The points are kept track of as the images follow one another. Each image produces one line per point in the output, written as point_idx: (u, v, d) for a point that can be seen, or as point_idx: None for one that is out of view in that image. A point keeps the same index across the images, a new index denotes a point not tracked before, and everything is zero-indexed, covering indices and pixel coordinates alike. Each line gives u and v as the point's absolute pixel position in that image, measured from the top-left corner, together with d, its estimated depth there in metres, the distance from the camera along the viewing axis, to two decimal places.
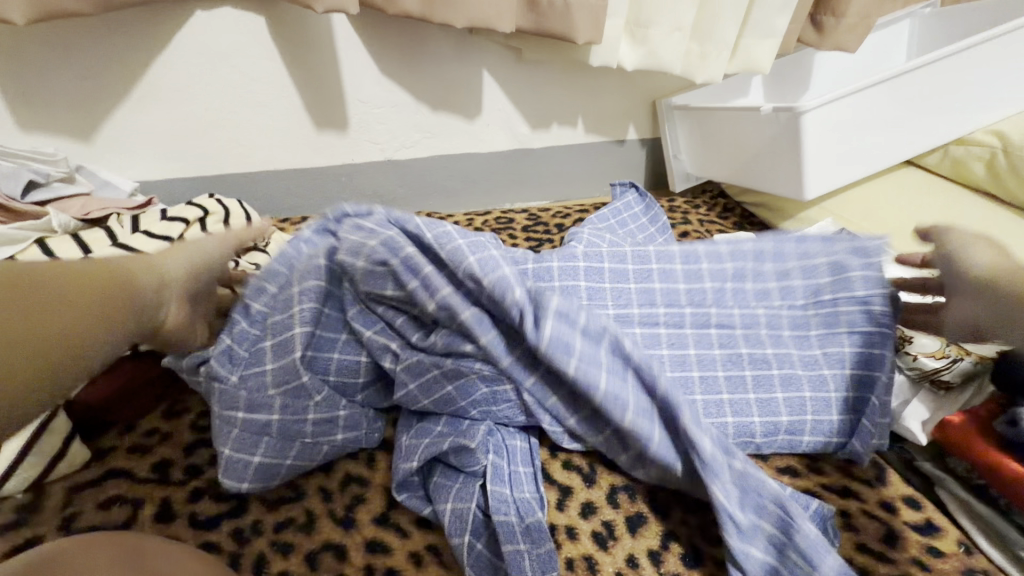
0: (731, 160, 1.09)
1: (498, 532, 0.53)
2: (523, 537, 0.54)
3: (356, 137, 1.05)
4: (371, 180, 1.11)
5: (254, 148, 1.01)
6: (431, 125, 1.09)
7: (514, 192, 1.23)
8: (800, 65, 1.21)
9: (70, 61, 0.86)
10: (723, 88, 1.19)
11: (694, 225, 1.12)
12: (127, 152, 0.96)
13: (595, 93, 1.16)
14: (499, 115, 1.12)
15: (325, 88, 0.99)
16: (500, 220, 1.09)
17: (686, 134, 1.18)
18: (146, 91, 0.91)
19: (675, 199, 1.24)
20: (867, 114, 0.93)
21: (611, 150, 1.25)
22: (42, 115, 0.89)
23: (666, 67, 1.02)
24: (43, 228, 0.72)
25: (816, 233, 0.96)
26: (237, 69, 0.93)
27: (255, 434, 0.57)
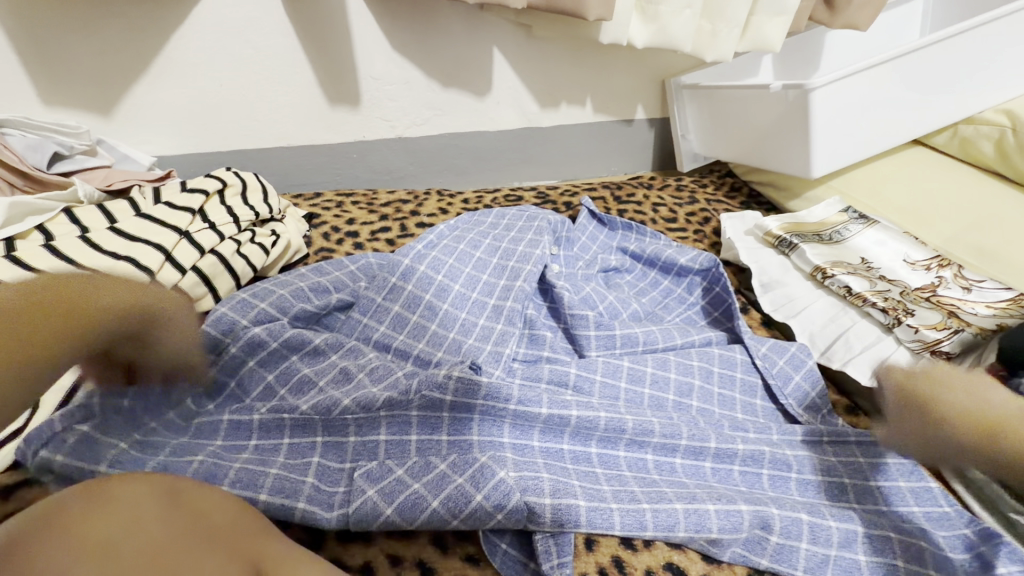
0: (739, 139, 1.10)
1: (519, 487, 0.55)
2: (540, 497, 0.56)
3: (368, 114, 1.07)
4: (382, 157, 1.12)
5: (269, 125, 1.03)
6: (442, 102, 1.10)
7: (524, 170, 1.24)
8: (810, 44, 1.21)
9: (91, 35, 0.87)
10: (733, 67, 1.20)
11: (700, 203, 1.14)
12: (144, 126, 0.97)
13: (605, 73, 1.17)
14: (509, 93, 1.13)
15: (338, 63, 1.00)
16: (508, 197, 1.11)
17: (695, 112, 1.19)
18: (163, 65, 0.93)
19: (683, 178, 1.25)
20: (874, 93, 0.94)
21: (620, 130, 1.26)
22: (64, 90, 0.91)
23: (676, 43, 1.02)
24: (68, 198, 0.74)
25: (823, 212, 0.98)
26: (251, 44, 0.94)
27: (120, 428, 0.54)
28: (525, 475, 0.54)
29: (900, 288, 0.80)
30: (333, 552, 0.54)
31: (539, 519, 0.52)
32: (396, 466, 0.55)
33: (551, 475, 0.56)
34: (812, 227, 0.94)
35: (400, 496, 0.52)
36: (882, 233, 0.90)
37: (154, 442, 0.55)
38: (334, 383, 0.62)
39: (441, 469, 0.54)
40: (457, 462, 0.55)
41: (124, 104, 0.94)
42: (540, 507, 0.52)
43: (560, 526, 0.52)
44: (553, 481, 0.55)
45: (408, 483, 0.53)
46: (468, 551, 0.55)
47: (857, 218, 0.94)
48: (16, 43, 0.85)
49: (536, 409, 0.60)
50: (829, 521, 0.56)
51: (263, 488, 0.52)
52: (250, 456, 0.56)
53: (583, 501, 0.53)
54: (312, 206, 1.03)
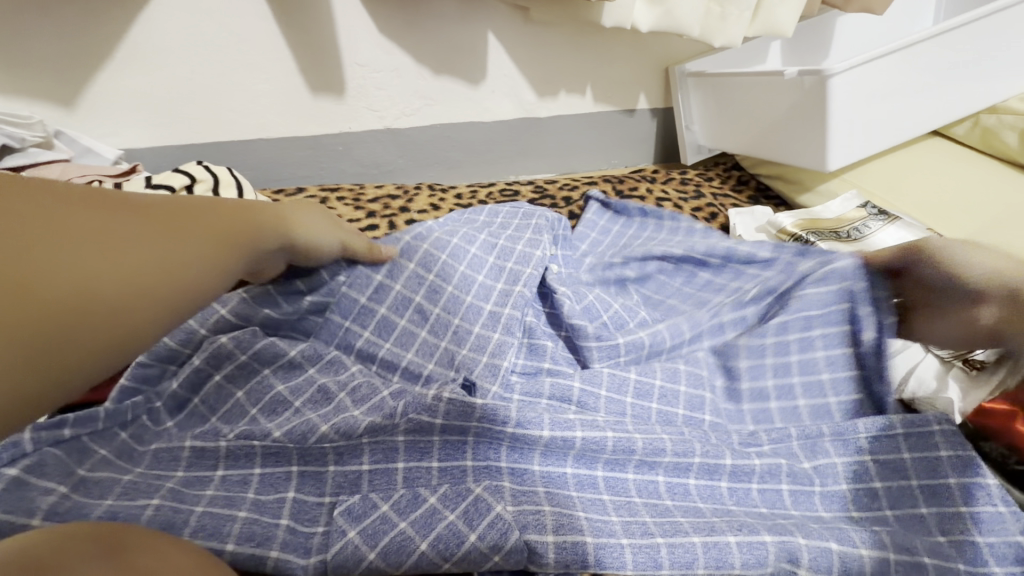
0: (748, 130, 1.04)
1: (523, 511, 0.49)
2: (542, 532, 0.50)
3: (354, 104, 1.00)
4: (369, 150, 1.05)
5: (246, 115, 0.96)
6: (433, 91, 1.03)
7: (520, 163, 1.18)
8: (822, 30, 1.15)
9: (46, 16, 0.80)
10: (741, 54, 1.14)
11: (706, 198, 1.08)
12: (108, 116, 0.90)
13: (606, 60, 1.11)
14: (505, 81, 1.06)
15: (321, 48, 0.92)
16: (504, 192, 1.05)
17: (701, 102, 1.13)
18: (127, 50, 0.85)
19: (687, 171, 1.19)
20: (895, 80, 0.88)
21: (621, 120, 1.20)
22: (18, 77, 0.83)
23: (682, 27, 0.96)
24: None
25: (839, 208, 0.92)
26: (224, 28, 0.87)
27: (61, 463, 0.48)
28: (524, 509, 0.49)
29: None
30: None
31: (542, 560, 0.46)
32: (382, 501, 0.49)
33: (552, 506, 0.50)
34: (828, 224, 0.89)
35: (384, 538, 0.45)
36: (904, 230, 0.84)
37: (101, 480, 0.47)
38: (311, 405, 0.56)
39: (432, 502, 0.48)
40: (446, 494, 0.49)
41: (86, 93, 0.87)
42: (543, 546, 0.46)
43: (566, 566, 0.46)
44: (556, 511, 0.49)
45: (394, 523, 0.47)
46: None
47: (877, 214, 0.88)
48: None
49: (537, 431, 0.54)
50: (862, 551, 0.48)
51: (230, 537, 0.45)
52: (215, 494, 0.49)
53: (589, 538, 0.48)
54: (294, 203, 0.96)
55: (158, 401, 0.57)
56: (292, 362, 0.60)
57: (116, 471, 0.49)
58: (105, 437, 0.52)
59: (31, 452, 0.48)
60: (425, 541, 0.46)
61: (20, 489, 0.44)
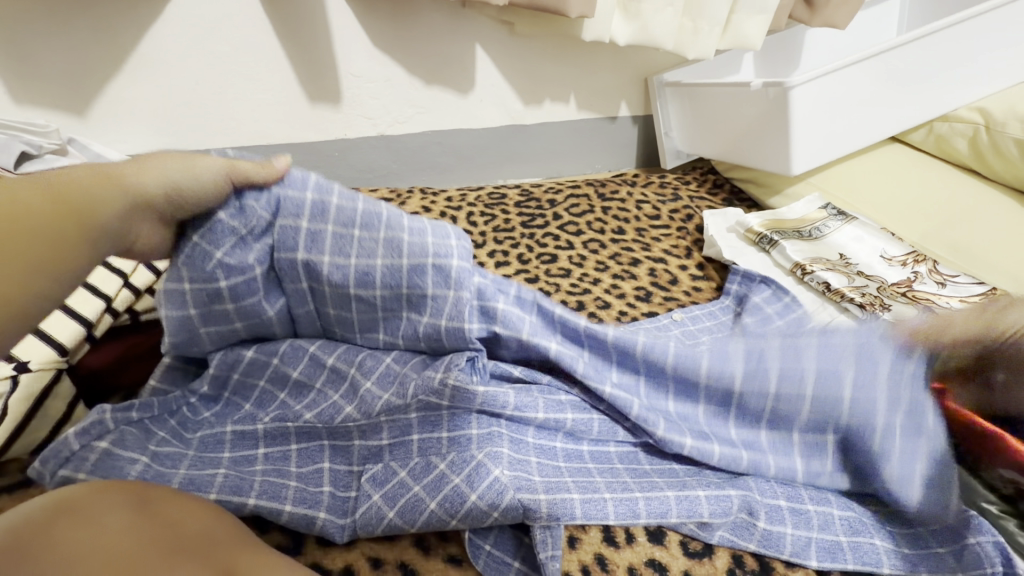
0: (722, 136, 1.11)
1: (515, 481, 0.53)
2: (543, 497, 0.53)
3: (350, 112, 1.05)
4: (364, 156, 1.11)
5: (248, 124, 1.01)
6: (424, 100, 1.09)
7: (509, 167, 1.24)
8: (790, 42, 1.23)
9: (60, 31, 0.85)
10: (715, 65, 1.21)
11: (683, 200, 1.14)
12: (118, 125, 0.95)
13: (588, 71, 1.17)
14: (493, 90, 1.13)
15: (318, 59, 0.98)
16: (492, 195, 1.11)
17: (678, 110, 1.20)
18: (136, 63, 0.91)
19: (666, 175, 1.26)
20: (853, 91, 0.95)
21: (603, 127, 1.26)
22: (34, 89, 0.88)
23: (657, 40, 1.03)
24: None
25: (803, 209, 0.99)
26: (228, 41, 0.93)
27: (131, 447, 0.53)
28: (519, 474, 0.54)
29: (876, 283, 0.82)
30: (315, 556, 0.53)
31: (534, 515, 0.52)
32: (400, 468, 0.56)
33: (543, 480, 0.55)
34: (792, 225, 0.96)
35: (402, 499, 0.53)
36: (860, 229, 0.91)
37: (170, 453, 0.55)
38: (331, 385, 0.60)
39: (440, 468, 0.54)
40: (455, 459, 0.54)
41: (98, 102, 0.92)
42: (535, 502, 0.52)
43: (556, 518, 0.53)
44: (545, 480, 0.55)
45: (409, 486, 0.54)
46: (451, 552, 0.55)
47: (836, 215, 0.96)
48: None
49: (532, 414, 0.59)
50: (807, 505, 0.60)
51: (287, 499, 0.53)
52: (264, 468, 0.56)
53: (576, 495, 0.55)
54: None
55: (195, 395, 0.61)
56: (293, 345, 0.62)
57: (177, 448, 0.56)
58: (160, 421, 0.57)
59: (112, 429, 0.54)
60: (437, 495, 0.53)
61: (110, 459, 0.51)
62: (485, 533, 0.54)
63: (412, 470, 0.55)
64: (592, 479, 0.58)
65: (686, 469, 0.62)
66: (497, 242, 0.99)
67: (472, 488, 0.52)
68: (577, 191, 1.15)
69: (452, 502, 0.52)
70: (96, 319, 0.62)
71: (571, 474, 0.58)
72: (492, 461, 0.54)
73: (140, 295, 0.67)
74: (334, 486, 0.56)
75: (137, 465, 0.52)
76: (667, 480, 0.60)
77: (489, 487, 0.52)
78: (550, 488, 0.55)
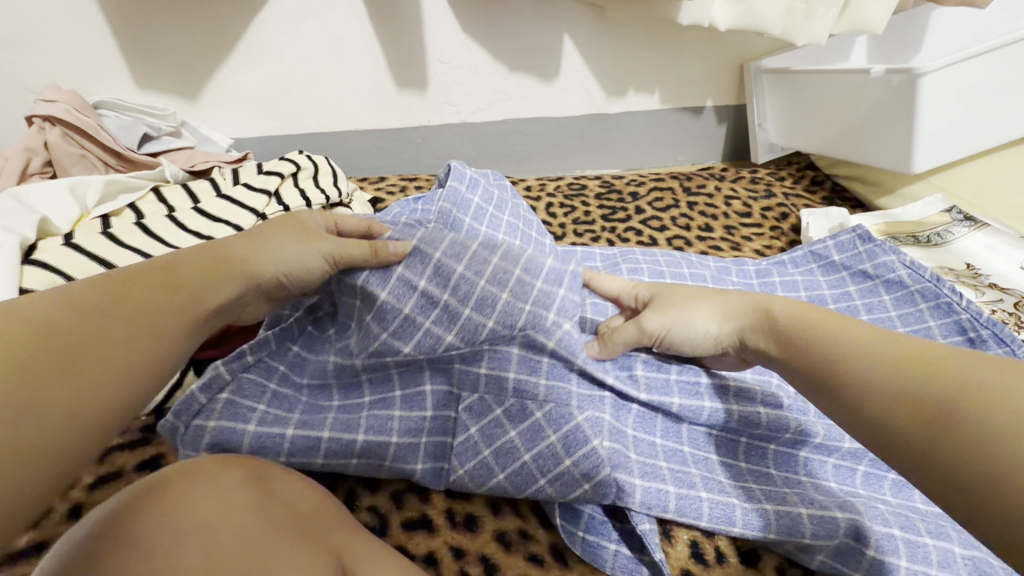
0: (827, 130, 1.02)
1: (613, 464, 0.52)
2: (637, 472, 0.53)
3: (434, 99, 1.06)
4: (445, 142, 1.11)
5: (338, 109, 1.04)
6: (508, 87, 1.07)
7: (587, 157, 1.20)
8: (912, 24, 1.10)
9: (177, 21, 0.91)
10: (824, 50, 1.12)
11: (778, 197, 1.06)
12: (223, 109, 1.01)
13: (679, 57, 1.11)
14: (578, 78, 1.09)
15: (408, 46, 0.99)
16: (572, 185, 1.09)
17: (776, 101, 1.12)
18: (241, 50, 0.95)
19: (758, 170, 1.18)
20: (995, 80, 0.84)
21: (691, 117, 1.19)
22: (154, 74, 0.95)
23: (763, 23, 0.95)
24: (156, 179, 0.77)
25: (920, 210, 0.89)
26: (324, 29, 0.95)
27: (249, 397, 0.54)
28: (616, 448, 0.53)
29: (1013, 298, 0.72)
30: (399, 538, 0.53)
31: (629, 498, 0.51)
32: (483, 446, 0.54)
33: (641, 479, 0.53)
34: (909, 227, 0.86)
35: (491, 484, 0.53)
36: (993, 236, 0.81)
37: (283, 403, 0.55)
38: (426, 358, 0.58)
39: (526, 459, 0.52)
40: (551, 413, 0.53)
41: (207, 87, 0.98)
42: (631, 486, 0.51)
43: (647, 508, 0.51)
44: (641, 462, 0.54)
45: (494, 470, 0.53)
46: (533, 550, 0.53)
47: (962, 219, 0.85)
48: (114, 31, 0.90)
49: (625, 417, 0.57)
50: (925, 539, 0.52)
51: (386, 459, 0.54)
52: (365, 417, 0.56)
53: (671, 487, 0.53)
54: (377, 190, 1.02)
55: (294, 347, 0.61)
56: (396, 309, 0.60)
57: (286, 401, 0.55)
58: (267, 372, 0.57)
59: (229, 380, 0.55)
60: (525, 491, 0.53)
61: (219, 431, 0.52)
62: (573, 521, 0.53)
63: (499, 454, 0.53)
64: (689, 476, 0.55)
65: (781, 476, 0.57)
66: (577, 234, 0.97)
67: (563, 480, 0.51)
68: (661, 183, 1.10)
69: (556, 480, 0.51)
70: None
71: (672, 481, 0.54)
72: (589, 437, 0.51)
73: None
74: (430, 472, 0.55)
75: (247, 432, 0.52)
76: (762, 490, 0.55)
77: (568, 481, 0.51)
78: (645, 483, 0.53)
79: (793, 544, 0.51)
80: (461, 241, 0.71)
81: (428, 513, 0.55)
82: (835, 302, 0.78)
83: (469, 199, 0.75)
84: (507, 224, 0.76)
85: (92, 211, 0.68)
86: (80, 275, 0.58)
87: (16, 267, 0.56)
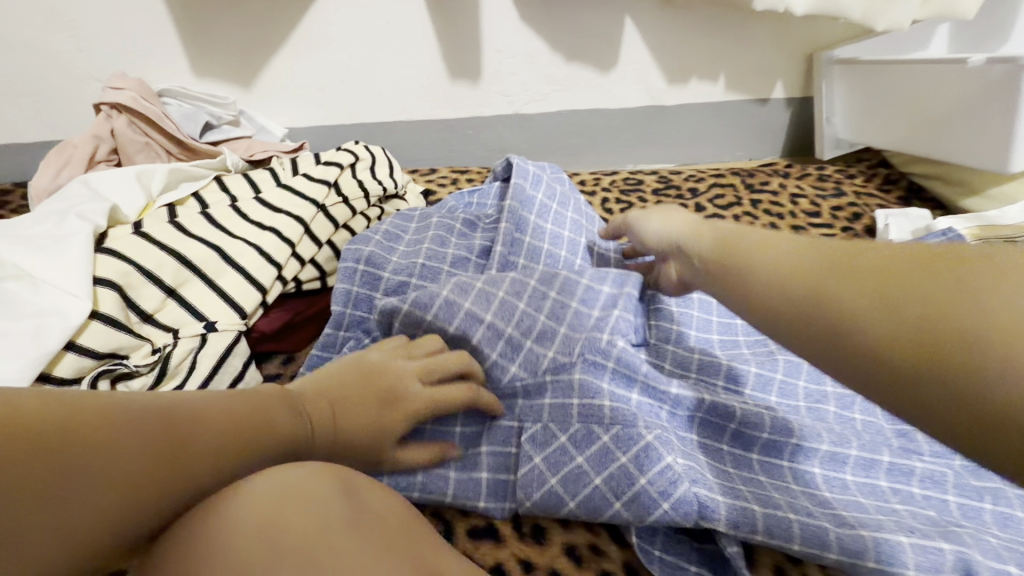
0: (906, 125, 0.96)
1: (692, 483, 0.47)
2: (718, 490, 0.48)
3: (488, 89, 1.03)
4: (497, 134, 1.08)
5: (391, 99, 1.03)
6: (564, 76, 1.04)
7: (642, 152, 1.16)
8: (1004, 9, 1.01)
9: (237, 8, 0.90)
10: (903, 37, 1.05)
11: (850, 196, 1.00)
12: (278, 98, 1.00)
13: (745, 45, 1.05)
14: (636, 67, 1.05)
15: (464, 33, 0.96)
16: (628, 180, 1.05)
17: (848, 93, 1.05)
18: (298, 38, 0.94)
19: (825, 166, 1.11)
20: None
21: (754, 109, 1.13)
22: (212, 62, 0.95)
23: (843, 8, 0.89)
24: (217, 167, 0.76)
25: (1018, 213, 0.81)
26: (381, 16, 0.93)
27: None
28: (692, 467, 0.49)
29: None
30: (465, 547, 0.51)
31: (712, 516, 0.46)
32: (549, 474, 0.51)
33: (722, 492, 0.49)
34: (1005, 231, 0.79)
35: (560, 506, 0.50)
36: None
37: None
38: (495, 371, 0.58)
39: (597, 483, 0.49)
40: (622, 436, 0.50)
41: (263, 76, 0.97)
42: (713, 502, 0.46)
43: (735, 528, 0.46)
44: (720, 483, 0.50)
45: (564, 498, 0.50)
46: (606, 566, 0.50)
47: None
48: (176, 18, 0.90)
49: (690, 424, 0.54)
50: None
51: (448, 488, 0.53)
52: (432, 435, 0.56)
53: (757, 507, 0.48)
54: (429, 182, 1.00)
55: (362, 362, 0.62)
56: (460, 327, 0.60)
57: None
58: None
59: None
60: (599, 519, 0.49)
61: None
62: (651, 537, 0.49)
63: (564, 479, 0.50)
64: (773, 497, 0.50)
65: (871, 504, 0.51)
66: None
67: (634, 497, 0.48)
68: (721, 180, 1.05)
69: (627, 502, 0.48)
70: (270, 284, 0.63)
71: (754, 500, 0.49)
72: (662, 456, 0.48)
73: (305, 263, 0.68)
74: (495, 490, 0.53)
75: None
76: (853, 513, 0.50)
77: (641, 501, 0.47)
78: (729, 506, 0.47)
79: None
80: (527, 243, 0.68)
81: (494, 521, 0.53)
82: None
83: (533, 196, 0.73)
84: (571, 221, 0.74)
85: (159, 198, 0.68)
86: (151, 264, 0.57)
87: (90, 254, 0.55)
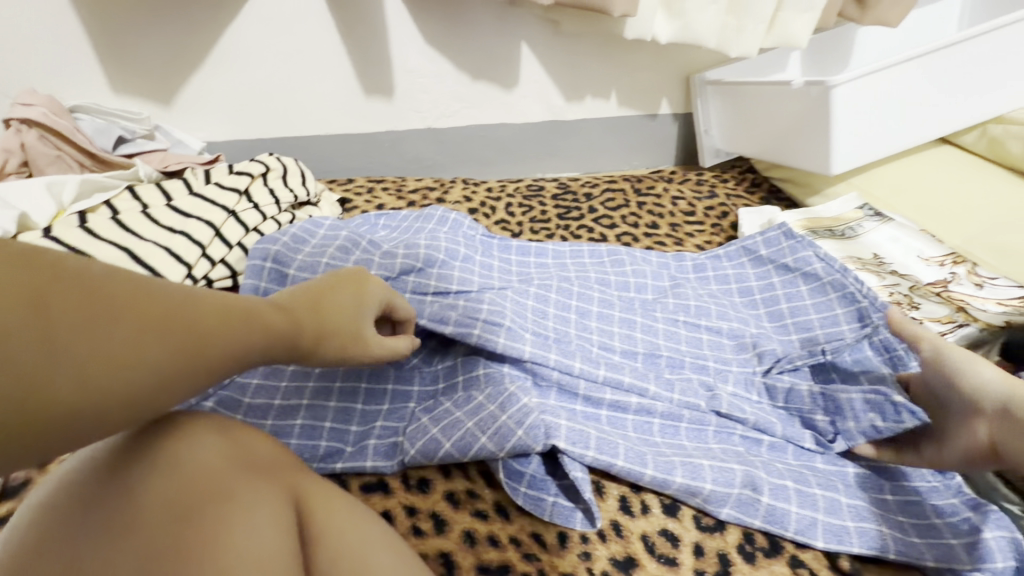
0: (760, 137, 1.12)
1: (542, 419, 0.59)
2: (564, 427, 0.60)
3: (401, 105, 1.12)
4: (412, 146, 1.17)
5: (309, 115, 1.10)
6: (471, 94, 1.14)
7: (547, 162, 1.28)
8: (839, 41, 1.21)
9: (155, 30, 0.96)
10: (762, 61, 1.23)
11: (720, 197, 1.15)
12: (197, 114, 1.05)
13: (631, 68, 1.20)
14: (536, 86, 1.17)
15: (375, 55, 1.06)
16: (531, 187, 1.16)
17: (719, 108, 1.21)
18: (215, 58, 1.01)
19: (703, 172, 1.26)
20: (898, 92, 0.94)
21: (643, 123, 1.28)
22: (130, 80, 1.00)
23: (700, 38, 1.04)
24: (131, 178, 0.82)
25: (839, 208, 0.98)
26: (295, 39, 1.01)
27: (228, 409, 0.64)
28: (545, 405, 0.62)
29: (910, 283, 0.82)
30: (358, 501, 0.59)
31: (556, 434, 0.59)
32: (431, 425, 0.61)
33: (569, 422, 0.61)
34: (827, 223, 0.96)
35: (437, 450, 0.59)
36: (898, 231, 0.91)
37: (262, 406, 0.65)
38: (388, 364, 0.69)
39: (468, 427, 0.60)
40: (491, 392, 0.62)
41: (182, 93, 1.03)
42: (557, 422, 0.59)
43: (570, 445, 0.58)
44: (570, 424, 0.61)
45: (441, 442, 0.60)
46: (478, 507, 0.59)
47: (872, 215, 0.95)
48: (93, 39, 0.95)
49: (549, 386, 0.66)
50: (814, 489, 0.60)
51: (339, 461, 0.61)
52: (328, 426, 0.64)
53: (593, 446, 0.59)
54: (345, 191, 1.07)
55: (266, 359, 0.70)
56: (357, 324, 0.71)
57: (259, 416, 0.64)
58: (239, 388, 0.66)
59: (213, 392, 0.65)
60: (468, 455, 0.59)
61: None
62: (518, 479, 0.59)
63: (442, 429, 0.61)
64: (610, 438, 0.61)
65: (691, 444, 0.64)
66: (533, 231, 1.04)
67: (492, 435, 0.59)
68: (613, 185, 1.18)
69: (492, 441, 0.58)
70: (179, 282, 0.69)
71: (596, 444, 0.60)
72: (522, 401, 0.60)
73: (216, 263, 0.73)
74: (381, 453, 0.62)
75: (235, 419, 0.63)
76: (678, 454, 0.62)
77: (495, 437, 0.58)
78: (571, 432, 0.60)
79: (699, 495, 0.58)
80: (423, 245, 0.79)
81: (385, 479, 0.61)
82: (760, 292, 0.85)
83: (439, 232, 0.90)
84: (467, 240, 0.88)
85: (70, 207, 0.73)
86: None
87: None
